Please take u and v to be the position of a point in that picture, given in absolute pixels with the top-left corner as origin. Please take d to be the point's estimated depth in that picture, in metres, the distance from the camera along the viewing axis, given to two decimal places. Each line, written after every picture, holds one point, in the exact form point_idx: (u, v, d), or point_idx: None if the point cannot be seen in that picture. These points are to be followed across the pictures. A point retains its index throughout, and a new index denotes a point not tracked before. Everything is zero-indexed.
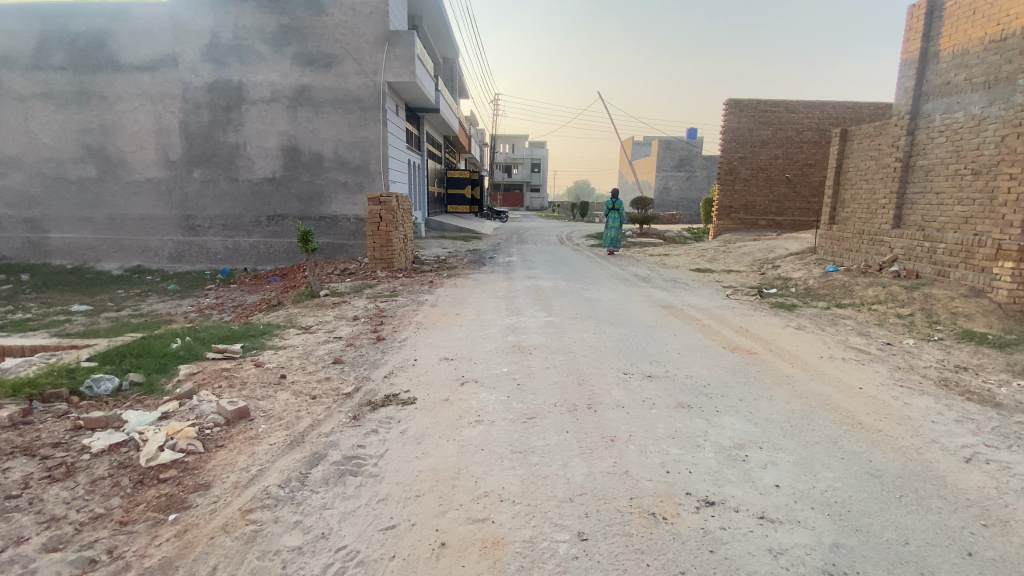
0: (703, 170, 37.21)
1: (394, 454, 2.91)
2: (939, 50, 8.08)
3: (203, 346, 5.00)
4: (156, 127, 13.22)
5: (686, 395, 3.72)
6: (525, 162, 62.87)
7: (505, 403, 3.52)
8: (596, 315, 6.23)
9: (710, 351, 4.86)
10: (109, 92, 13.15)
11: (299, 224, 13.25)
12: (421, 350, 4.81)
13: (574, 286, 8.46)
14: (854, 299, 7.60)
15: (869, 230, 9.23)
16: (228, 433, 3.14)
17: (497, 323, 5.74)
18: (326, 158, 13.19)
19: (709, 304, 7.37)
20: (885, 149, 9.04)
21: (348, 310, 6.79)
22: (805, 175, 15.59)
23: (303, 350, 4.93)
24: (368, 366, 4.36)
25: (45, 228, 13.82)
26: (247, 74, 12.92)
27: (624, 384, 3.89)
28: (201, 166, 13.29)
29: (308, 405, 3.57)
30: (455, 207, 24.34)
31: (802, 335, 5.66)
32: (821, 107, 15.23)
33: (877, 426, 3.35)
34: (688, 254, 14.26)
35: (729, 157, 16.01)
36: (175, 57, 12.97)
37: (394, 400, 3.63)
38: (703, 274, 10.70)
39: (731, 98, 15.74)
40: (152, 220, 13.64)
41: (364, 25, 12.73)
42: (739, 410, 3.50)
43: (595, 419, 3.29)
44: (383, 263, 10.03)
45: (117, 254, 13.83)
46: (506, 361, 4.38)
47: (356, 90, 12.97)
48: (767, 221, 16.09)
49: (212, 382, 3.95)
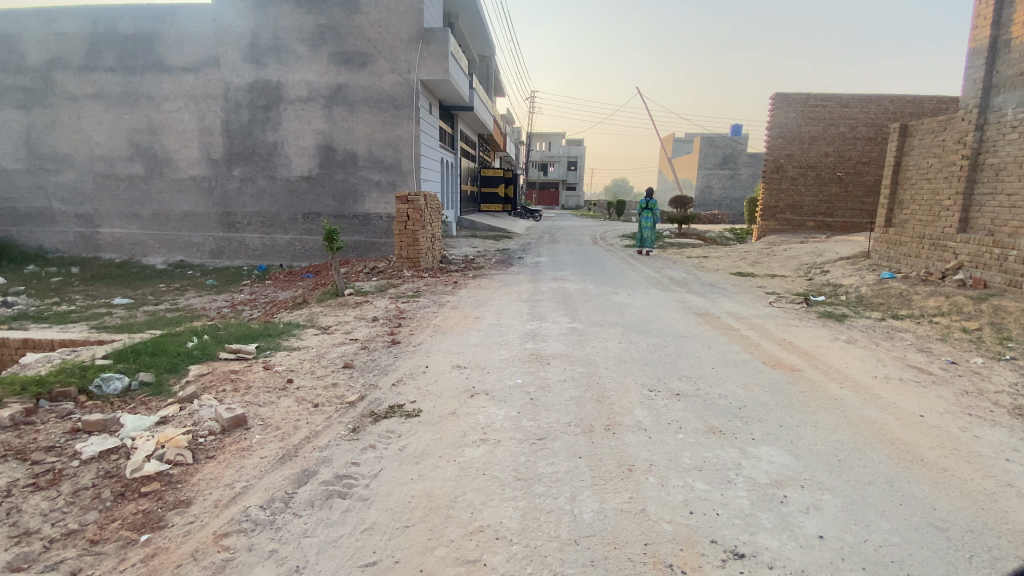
0: (748, 167, 35.73)
1: (388, 474, 2.68)
2: (1011, 38, 7.27)
3: (218, 345, 4.95)
4: (198, 126, 13.59)
5: (718, 418, 3.35)
6: (562, 160, 62.07)
7: (516, 420, 3.24)
8: (623, 322, 5.85)
9: (748, 367, 4.43)
10: (156, 93, 13.61)
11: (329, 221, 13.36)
12: (434, 356, 4.58)
13: (604, 289, 8.08)
14: (913, 309, 6.92)
15: (930, 233, 8.43)
16: (220, 443, 2.99)
17: (517, 328, 5.46)
18: (360, 156, 13.23)
19: (750, 312, 6.85)
20: (950, 146, 8.22)
21: (368, 311, 6.64)
22: (860, 173, 14.56)
23: (317, 353, 4.78)
24: (378, 373, 4.16)
25: (97, 223, 14.47)
26: (284, 73, 13.10)
27: (648, 403, 3.54)
28: (241, 164, 13.58)
29: (309, 414, 3.40)
30: (488, 206, 24.19)
31: (853, 351, 5.12)
32: (877, 101, 14.22)
33: (942, 464, 2.89)
34: (728, 256, 13.57)
35: (776, 154, 15.17)
36: (216, 58, 13.27)
37: (399, 411, 3.41)
38: (744, 279, 10.09)
39: (778, 92, 14.94)
40: (194, 217, 14.04)
41: (398, 23, 12.68)
42: (779, 439, 3.10)
43: (613, 444, 2.96)
44: (409, 262, 9.92)
45: (162, 248, 14.32)
46: (521, 372, 4.09)
47: (389, 89, 12.95)
48: (815, 222, 15.16)
49: (218, 385, 3.83)
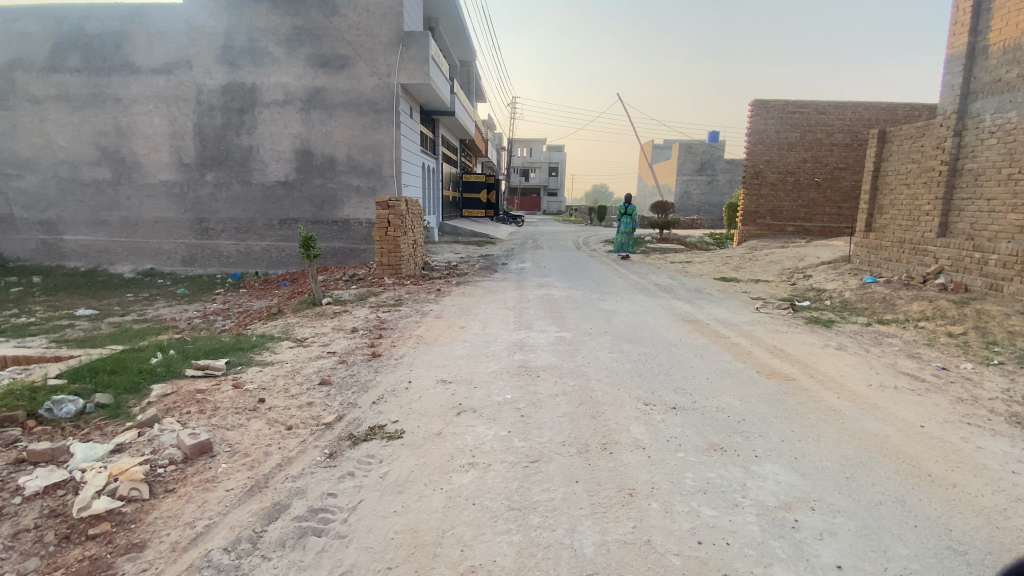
0: (725, 174, 36.28)
1: (369, 506, 2.45)
2: (988, 45, 7.38)
3: (184, 361, 4.63)
4: (169, 130, 13.10)
5: (719, 434, 3.19)
6: (543, 165, 62.22)
7: (507, 441, 3.03)
8: (612, 331, 5.70)
9: (742, 377, 4.30)
10: (124, 95, 13.09)
11: (305, 227, 12.98)
12: (417, 370, 4.34)
13: (589, 296, 7.94)
14: (897, 314, 6.93)
15: (910, 238, 8.50)
16: (182, 474, 2.72)
17: (503, 338, 5.26)
18: (338, 161, 12.91)
19: (738, 318, 6.77)
20: (928, 151, 8.32)
21: (347, 321, 6.36)
22: (837, 179, 14.77)
23: (291, 368, 4.50)
24: (357, 390, 3.91)
25: (61, 230, 13.82)
26: (260, 76, 12.72)
27: (644, 419, 3.37)
28: (214, 169, 13.13)
29: (282, 437, 3.14)
30: (470, 211, 23.94)
31: (844, 358, 5.04)
32: (853, 107, 14.45)
33: (950, 479, 2.76)
34: (711, 261, 13.58)
35: (755, 160, 15.32)
36: (188, 60, 12.83)
37: (380, 433, 3.18)
38: (728, 284, 10.07)
39: (757, 99, 15.11)
40: (165, 223, 13.51)
41: (377, 25, 12.43)
42: (781, 455, 2.96)
43: (612, 466, 2.78)
44: (391, 269, 9.65)
45: (130, 256, 13.75)
46: (510, 386, 3.89)
47: (369, 92, 12.68)
48: (794, 227, 15.34)
49: (182, 407, 3.54)
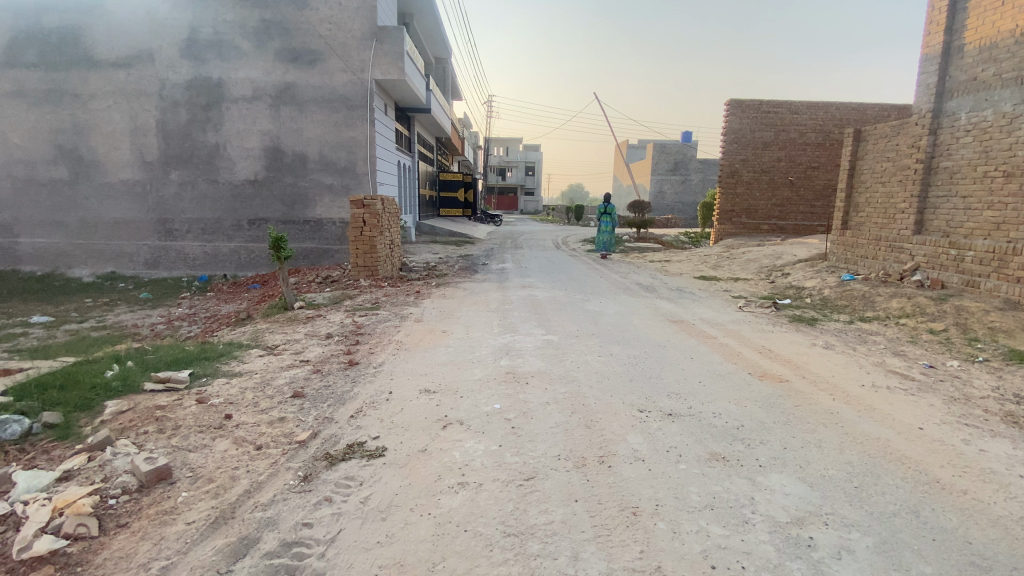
0: (698, 173, 36.77)
1: (349, 537, 2.21)
2: (964, 44, 7.50)
3: (144, 374, 4.26)
4: (131, 126, 12.45)
5: (719, 441, 3.05)
6: (520, 165, 62.14)
7: (497, 457, 2.82)
8: (599, 333, 5.54)
9: (735, 379, 4.18)
10: (82, 90, 12.38)
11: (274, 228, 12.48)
12: (398, 379, 4.08)
13: (573, 296, 7.79)
14: (878, 311, 6.96)
15: (887, 236, 8.61)
16: (137, 505, 2.41)
17: (488, 343, 5.03)
18: (310, 159, 12.47)
19: (724, 317, 6.69)
20: (903, 150, 8.43)
21: (321, 327, 6.03)
22: (810, 178, 14.99)
23: (261, 379, 4.19)
24: (333, 403, 3.64)
25: (15, 233, 13.01)
26: (227, 70, 12.19)
27: (640, 427, 3.21)
28: (179, 167, 12.52)
29: (250, 459, 2.86)
30: (447, 210, 23.61)
31: (832, 357, 4.98)
32: (825, 107, 14.69)
33: (959, 486, 2.68)
34: (690, 260, 13.62)
35: (731, 159, 15.44)
36: (151, 53, 12.21)
37: (359, 451, 2.93)
38: (709, 282, 10.06)
39: (732, 99, 15.22)
40: (128, 224, 12.84)
41: (350, 19, 12.05)
42: (785, 464, 2.83)
43: (611, 481, 2.59)
44: (367, 271, 9.32)
45: (90, 259, 13.03)
46: (498, 395, 3.67)
47: (342, 88, 12.27)
48: (769, 225, 15.53)
49: (139, 427, 3.20)
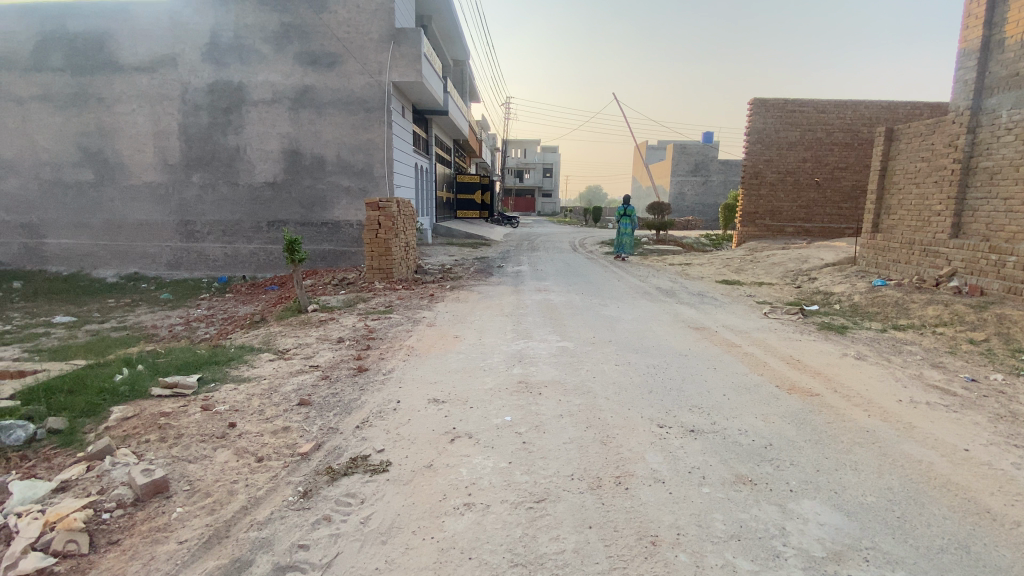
0: (720, 174, 36.11)
1: (346, 562, 2.07)
2: (1005, 38, 7.11)
3: (152, 379, 4.22)
4: (154, 130, 12.65)
5: (745, 462, 2.84)
6: (538, 166, 61.96)
7: (507, 475, 2.66)
8: (616, 340, 5.33)
9: (762, 392, 3.95)
10: (107, 94, 12.62)
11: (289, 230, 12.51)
12: (407, 388, 3.95)
13: (589, 301, 7.60)
14: (912, 319, 6.61)
15: (921, 239, 8.21)
16: (130, 521, 2.31)
17: (501, 349, 4.88)
18: (329, 161, 12.50)
19: (748, 325, 6.41)
20: (939, 150, 8.03)
21: (333, 331, 5.95)
22: (837, 179, 14.51)
23: (268, 386, 4.10)
24: (339, 412, 3.52)
25: (42, 234, 13.32)
26: (247, 74, 12.30)
27: (660, 444, 3.01)
28: (201, 169, 12.67)
29: (250, 472, 2.75)
30: (464, 212, 23.56)
31: (865, 369, 4.68)
32: (853, 106, 14.22)
33: (1013, 517, 2.42)
34: (712, 263, 13.28)
35: (754, 160, 15.05)
36: (173, 58, 12.39)
37: (362, 466, 2.80)
38: (732, 287, 9.76)
39: (756, 98, 14.83)
40: (150, 226, 13.04)
41: (368, 22, 12.05)
42: (819, 489, 2.60)
43: (628, 506, 2.41)
44: (381, 273, 9.25)
45: (114, 260, 13.27)
46: (509, 406, 3.51)
47: (360, 91, 12.28)
48: (794, 227, 15.07)
49: (141, 435, 3.13)
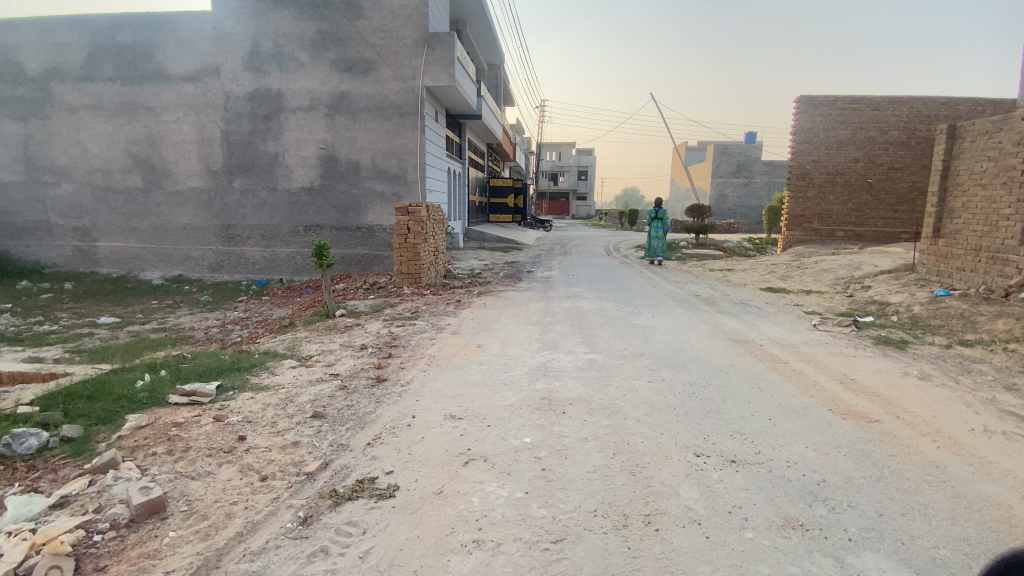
0: (763, 175, 34.73)
1: None
2: None
3: (172, 385, 4.18)
4: (198, 137, 13.05)
5: (796, 502, 2.49)
6: (573, 169, 61.41)
7: (522, 509, 2.41)
8: (649, 353, 5.00)
9: (813, 417, 3.54)
10: (155, 103, 13.12)
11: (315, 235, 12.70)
12: (425, 401, 3.76)
13: (623, 309, 7.25)
14: (980, 333, 5.96)
15: (988, 245, 7.46)
16: (121, 545, 2.21)
17: (526, 361, 4.63)
18: (363, 166, 12.57)
19: (796, 338, 5.93)
20: (1008, 148, 7.32)
21: (357, 337, 5.84)
22: (892, 179, 13.58)
23: (285, 396, 3.97)
24: (353, 426, 3.35)
25: (95, 237, 13.96)
26: (286, 82, 12.53)
27: (697, 478, 2.70)
28: (241, 175, 12.99)
29: (251, 493, 2.60)
30: (497, 216, 23.45)
31: (930, 391, 4.17)
32: (910, 102, 13.34)
33: None
34: (755, 269, 12.61)
35: (801, 160, 14.27)
36: (216, 67, 12.75)
37: (369, 489, 2.61)
38: (777, 295, 9.19)
39: (803, 95, 14.09)
40: (194, 230, 13.46)
41: (402, 28, 12.07)
42: (884, 539, 2.23)
43: (658, 551, 2.13)
44: (410, 278, 9.15)
45: (160, 263, 13.77)
46: (530, 426, 3.26)
47: (394, 96, 12.32)
48: (845, 232, 14.19)
49: (149, 447, 3.05)
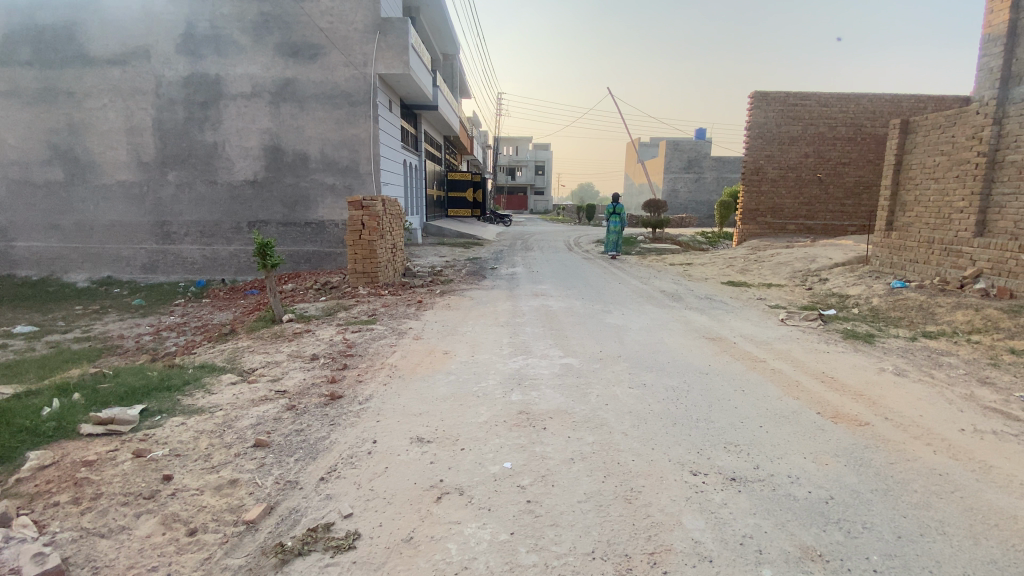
0: (713, 171, 35.69)
1: None
2: None
3: (85, 411, 3.55)
4: (126, 126, 11.87)
5: (810, 528, 2.25)
6: (530, 164, 61.36)
7: (509, 555, 2.06)
8: (626, 356, 4.74)
9: (804, 423, 3.35)
10: (77, 88, 11.83)
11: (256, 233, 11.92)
12: (387, 421, 3.33)
13: (591, 307, 7.01)
14: (941, 325, 6.06)
15: (941, 238, 7.69)
16: None
17: (497, 369, 4.27)
18: (312, 158, 11.80)
19: (767, 334, 5.83)
20: (961, 142, 7.54)
21: (308, 346, 5.30)
22: (840, 174, 14.05)
23: (223, 421, 3.44)
24: (302, 457, 2.90)
25: (10, 237, 12.51)
26: (225, 66, 11.56)
27: (699, 502, 2.43)
28: (177, 167, 11.93)
29: (176, 553, 2.13)
30: (455, 210, 22.86)
31: (909, 387, 4.10)
32: (856, 100, 13.78)
33: None
34: (714, 262, 12.73)
35: (755, 155, 14.53)
36: (147, 50, 11.62)
37: (324, 539, 2.19)
38: (740, 289, 9.21)
39: (757, 91, 14.29)
40: (124, 227, 12.27)
41: (352, 11, 11.36)
42: (911, 568, 2.01)
43: None
44: (366, 277, 8.58)
45: (86, 264, 12.49)
46: (508, 448, 2.90)
47: (344, 84, 11.60)
48: (796, 225, 14.59)
49: (52, 494, 2.49)
